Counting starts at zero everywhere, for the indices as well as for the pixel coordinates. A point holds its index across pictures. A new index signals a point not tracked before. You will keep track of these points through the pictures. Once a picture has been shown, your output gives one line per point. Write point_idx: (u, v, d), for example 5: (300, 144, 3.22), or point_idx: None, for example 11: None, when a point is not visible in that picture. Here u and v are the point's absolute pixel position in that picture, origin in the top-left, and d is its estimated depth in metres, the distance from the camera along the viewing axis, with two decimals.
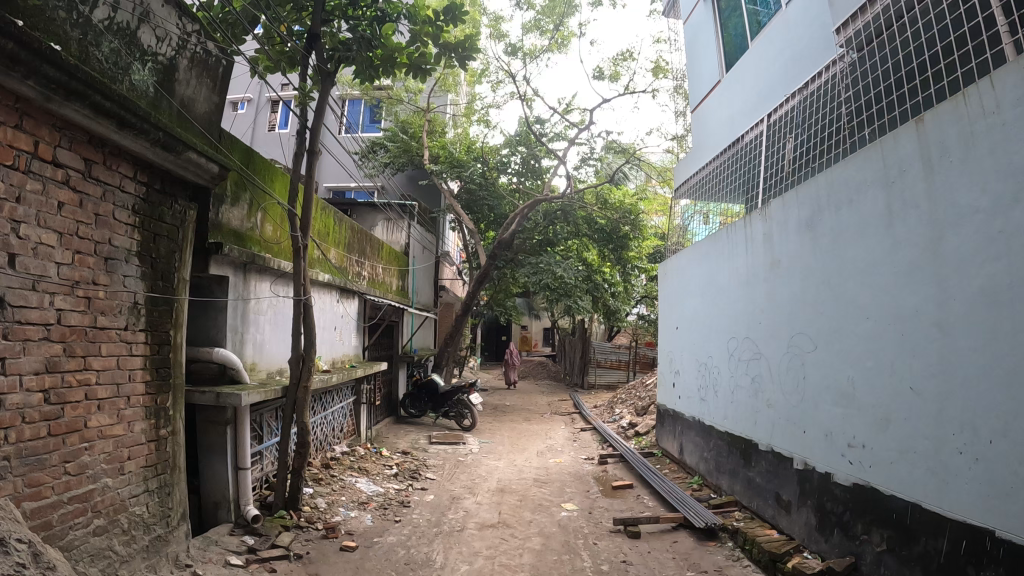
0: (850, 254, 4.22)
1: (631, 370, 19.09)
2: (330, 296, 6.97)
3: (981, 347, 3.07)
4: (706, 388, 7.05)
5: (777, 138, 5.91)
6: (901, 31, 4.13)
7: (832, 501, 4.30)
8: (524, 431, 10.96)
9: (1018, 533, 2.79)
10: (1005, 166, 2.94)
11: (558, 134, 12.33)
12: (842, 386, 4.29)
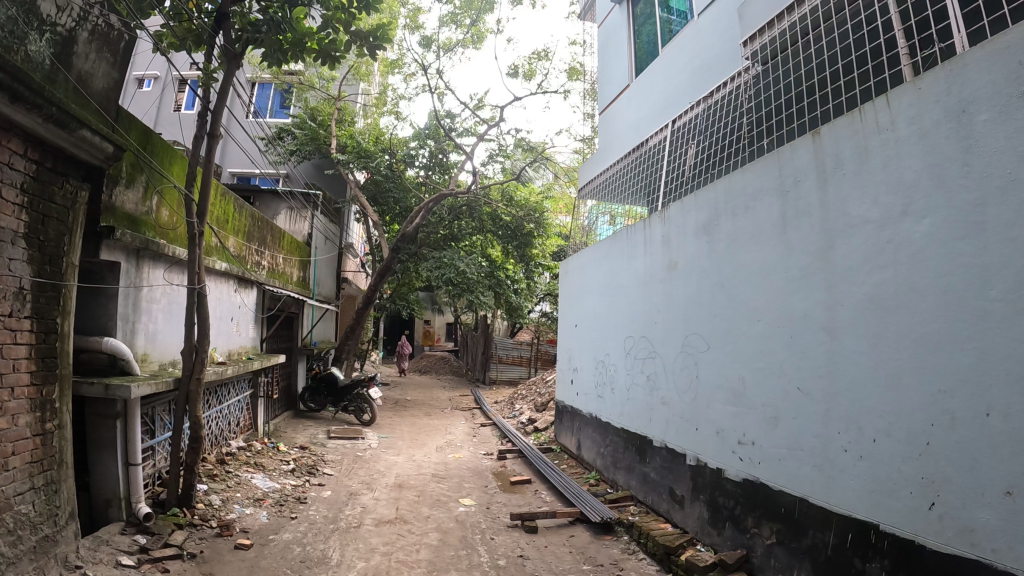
0: (746, 258, 4.40)
1: (532, 366, 19.36)
2: (228, 286, 6.73)
3: (865, 350, 3.27)
4: (603, 384, 7.21)
5: (680, 143, 6.10)
6: (804, 47, 4.33)
7: (724, 495, 4.48)
8: (424, 426, 10.90)
9: (902, 527, 2.98)
10: (895, 180, 3.13)
11: (468, 130, 12.31)
12: (734, 385, 4.47)
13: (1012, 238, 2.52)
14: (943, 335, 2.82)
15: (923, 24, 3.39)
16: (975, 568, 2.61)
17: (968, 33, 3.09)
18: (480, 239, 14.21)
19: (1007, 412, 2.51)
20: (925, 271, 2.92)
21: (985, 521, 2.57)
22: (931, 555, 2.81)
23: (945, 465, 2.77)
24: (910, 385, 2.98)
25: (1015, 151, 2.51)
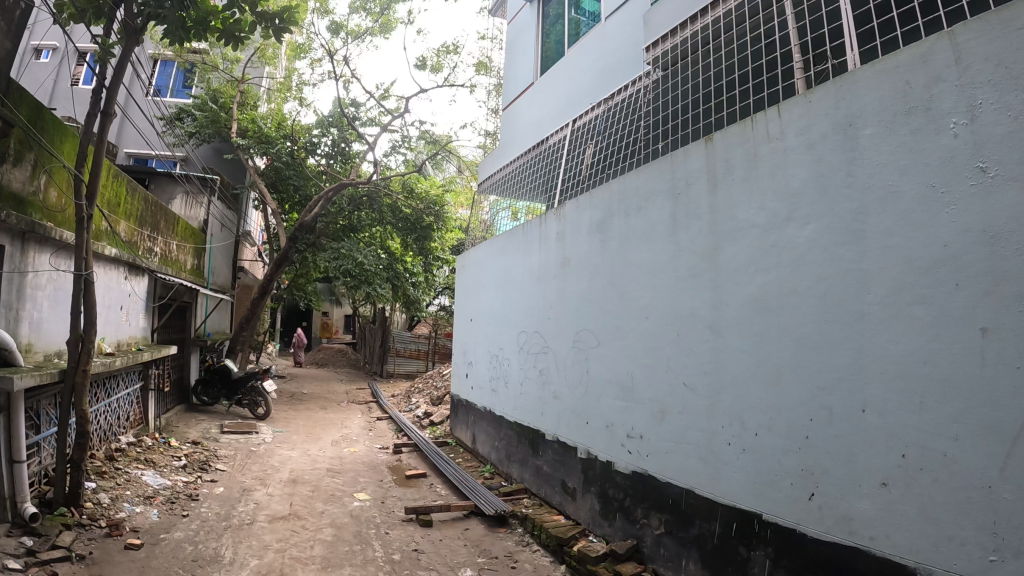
0: (637, 258, 4.52)
1: (429, 360, 19.35)
2: (118, 273, 6.39)
3: (748, 349, 3.44)
4: (497, 378, 7.26)
5: (578, 142, 6.20)
6: (704, 56, 4.48)
7: (614, 487, 4.59)
8: (319, 420, 10.68)
9: (783, 516, 3.13)
10: (782, 188, 3.29)
11: (372, 120, 12.13)
12: (622, 380, 4.60)
13: (889, 245, 2.69)
14: (822, 335, 2.99)
15: (818, 41, 3.58)
16: (853, 554, 2.77)
17: (861, 51, 3.26)
18: (379, 231, 14.05)
19: (882, 409, 2.68)
20: (807, 274, 3.09)
21: (863, 510, 2.73)
22: (812, 543, 2.96)
23: (824, 458, 2.93)
24: (791, 382, 3.14)
25: (897, 165, 2.69)
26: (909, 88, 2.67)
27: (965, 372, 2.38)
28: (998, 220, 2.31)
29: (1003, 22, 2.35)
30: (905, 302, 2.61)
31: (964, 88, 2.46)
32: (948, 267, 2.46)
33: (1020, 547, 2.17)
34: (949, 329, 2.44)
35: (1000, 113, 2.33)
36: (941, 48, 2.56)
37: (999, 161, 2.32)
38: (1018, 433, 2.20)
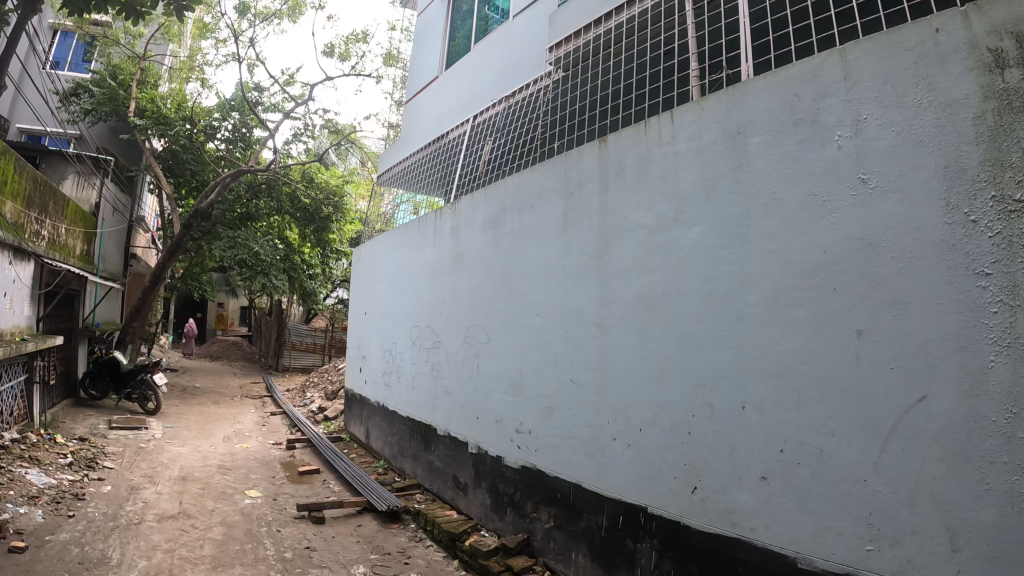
0: (529, 255, 4.49)
1: (325, 354, 18.99)
2: (2, 257, 5.94)
3: (634, 346, 3.52)
4: (389, 373, 7.11)
5: (477, 138, 6.09)
6: (597, 60, 4.42)
7: (503, 482, 4.57)
8: (211, 415, 10.29)
9: (668, 508, 3.22)
10: (671, 192, 3.37)
11: (275, 106, 11.75)
12: (512, 375, 4.58)
13: (771, 250, 2.85)
14: (704, 335, 3.12)
15: (714, 51, 3.60)
16: (735, 545, 2.89)
17: (756, 63, 3.31)
18: (276, 220, 13.62)
19: (762, 405, 2.83)
20: (691, 274, 3.20)
21: (744, 502, 2.86)
22: (696, 535, 3.06)
23: (706, 452, 3.05)
24: (674, 379, 3.25)
25: (782, 173, 2.83)
26: (798, 100, 2.82)
27: (843, 371, 2.55)
28: (876, 230, 2.49)
29: (891, 43, 2.51)
30: (785, 304, 2.77)
31: (851, 102, 2.62)
32: (828, 273, 2.62)
33: (894, 536, 2.35)
34: (827, 331, 2.61)
35: (884, 128, 2.50)
36: (832, 64, 2.71)
37: (880, 174, 2.50)
38: (892, 428, 2.39)
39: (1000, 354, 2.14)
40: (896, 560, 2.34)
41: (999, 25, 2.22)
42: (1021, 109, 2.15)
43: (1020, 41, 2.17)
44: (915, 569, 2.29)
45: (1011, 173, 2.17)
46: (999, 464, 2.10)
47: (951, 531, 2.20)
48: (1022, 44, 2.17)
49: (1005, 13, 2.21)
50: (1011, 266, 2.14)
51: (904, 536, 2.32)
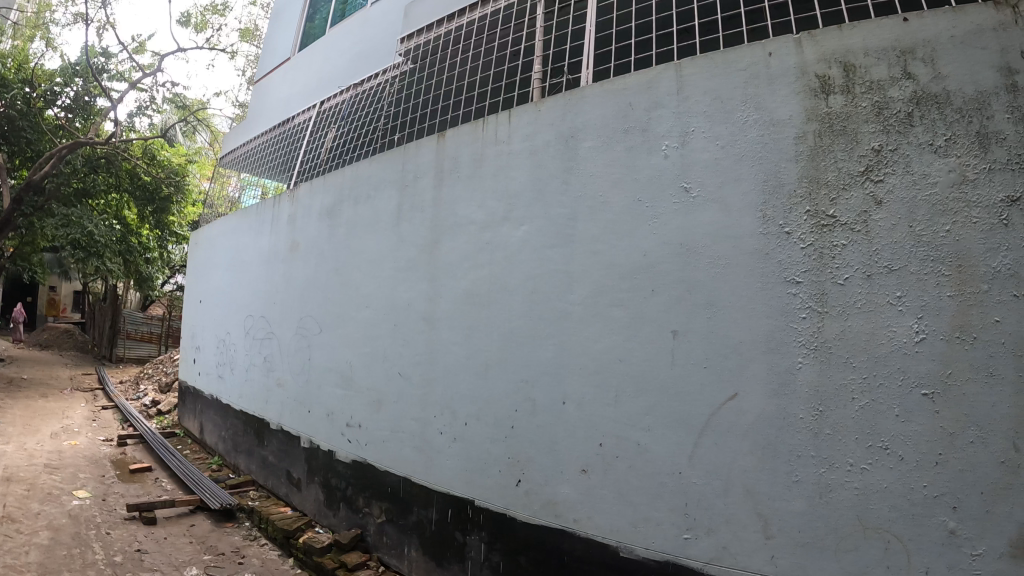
0: (362, 246, 4.15)
1: (162, 344, 18.20)
2: None
3: (460, 341, 3.43)
4: (224, 365, 6.72)
5: (323, 124, 5.77)
6: (449, 52, 4.27)
7: (336, 477, 4.44)
8: (37, 409, 9.52)
9: (494, 501, 3.25)
10: (501, 189, 3.27)
11: (121, 75, 11.01)
12: (340, 367, 4.33)
13: (594, 251, 2.90)
14: (527, 331, 3.11)
15: (557, 56, 3.58)
16: (559, 536, 2.97)
17: (595, 70, 3.37)
18: (115, 200, 12.78)
19: (581, 401, 2.90)
20: (515, 272, 3.18)
21: (566, 494, 2.95)
22: (521, 527, 3.13)
23: (529, 445, 3.09)
24: (498, 373, 3.23)
25: (610, 177, 2.89)
26: (631, 110, 2.88)
27: (658, 369, 2.69)
28: (694, 237, 2.64)
29: (726, 62, 2.67)
30: (605, 304, 2.85)
31: (681, 115, 2.74)
32: (647, 275, 2.74)
33: (710, 526, 2.53)
34: (644, 331, 2.73)
35: (710, 140, 2.66)
36: (667, 77, 2.79)
37: (702, 184, 2.65)
38: (705, 424, 2.57)
39: (808, 356, 2.39)
40: (712, 548, 2.53)
41: (829, 55, 2.49)
42: (840, 132, 2.43)
43: (846, 70, 2.46)
44: (730, 555, 2.48)
45: (825, 191, 2.43)
46: (807, 458, 2.35)
47: (764, 520, 2.42)
48: (848, 74, 2.45)
49: (836, 44, 2.48)
50: (820, 276, 2.39)
51: (719, 526, 2.51)
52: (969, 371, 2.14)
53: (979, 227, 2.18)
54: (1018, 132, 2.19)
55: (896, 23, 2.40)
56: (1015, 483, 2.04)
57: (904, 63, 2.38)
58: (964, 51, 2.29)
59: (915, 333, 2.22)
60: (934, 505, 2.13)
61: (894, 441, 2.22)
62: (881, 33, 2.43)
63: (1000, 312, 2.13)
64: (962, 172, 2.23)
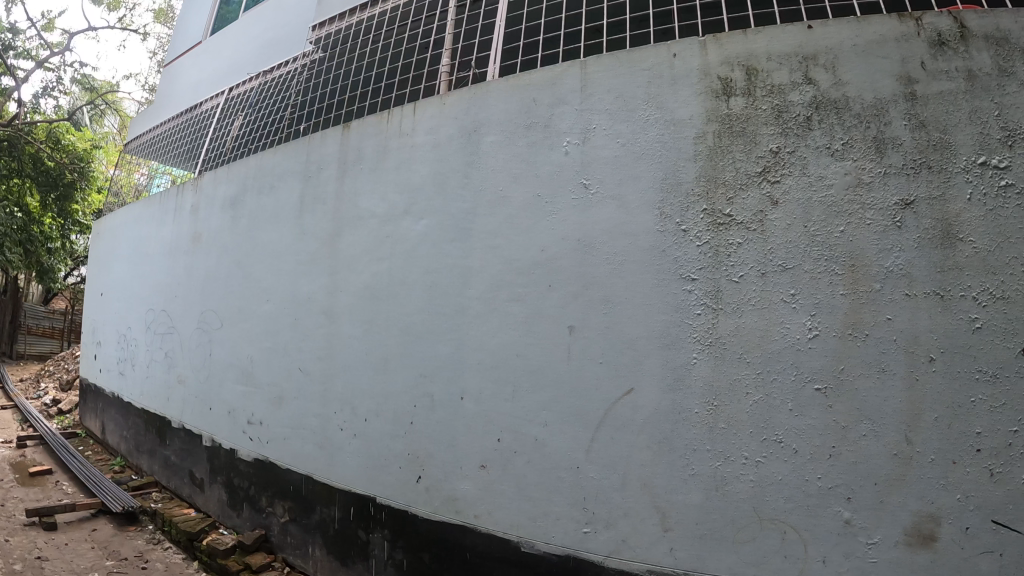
0: (265, 239, 4.06)
1: (63, 340, 17.67)
2: None
3: (359, 336, 3.38)
4: (125, 361, 6.48)
5: (231, 111, 5.64)
6: (360, 42, 4.23)
7: (238, 477, 4.33)
8: None
9: (396, 498, 3.21)
10: (403, 182, 3.23)
11: (26, 54, 10.53)
12: (242, 363, 4.22)
13: (493, 246, 2.89)
14: (426, 325, 3.08)
15: (466, 50, 3.56)
16: (460, 532, 2.96)
17: (502, 65, 3.34)
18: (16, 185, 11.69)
19: (479, 396, 2.89)
20: (415, 267, 3.15)
21: (466, 490, 2.93)
22: (423, 524, 3.10)
23: (428, 441, 3.06)
24: (397, 368, 3.20)
25: (510, 172, 2.88)
26: (534, 106, 2.86)
27: (555, 364, 2.70)
28: (592, 233, 2.66)
29: (630, 61, 2.68)
30: (502, 299, 2.85)
31: (583, 112, 2.74)
32: (544, 271, 2.74)
33: (608, 519, 2.56)
34: (540, 326, 2.74)
35: (610, 138, 2.67)
36: (571, 75, 2.79)
37: (600, 181, 2.67)
38: (601, 419, 2.59)
39: (701, 351, 2.44)
40: (612, 540, 2.56)
41: (732, 58, 2.54)
42: (739, 133, 2.49)
43: (748, 74, 2.51)
44: (629, 548, 2.52)
45: (722, 191, 2.47)
46: (702, 452, 2.41)
47: (661, 513, 2.46)
48: (749, 77, 2.51)
49: (741, 48, 2.54)
50: (715, 274, 2.44)
51: (618, 519, 2.55)
52: (862, 368, 2.26)
53: (874, 228, 2.31)
54: (914, 139, 2.32)
55: (800, 30, 2.49)
56: (908, 474, 2.19)
57: (806, 69, 2.46)
58: (865, 60, 2.41)
59: (809, 330, 2.32)
60: (830, 496, 2.25)
61: (788, 435, 2.31)
62: (785, 39, 2.50)
63: (892, 310, 2.26)
64: (857, 176, 2.34)
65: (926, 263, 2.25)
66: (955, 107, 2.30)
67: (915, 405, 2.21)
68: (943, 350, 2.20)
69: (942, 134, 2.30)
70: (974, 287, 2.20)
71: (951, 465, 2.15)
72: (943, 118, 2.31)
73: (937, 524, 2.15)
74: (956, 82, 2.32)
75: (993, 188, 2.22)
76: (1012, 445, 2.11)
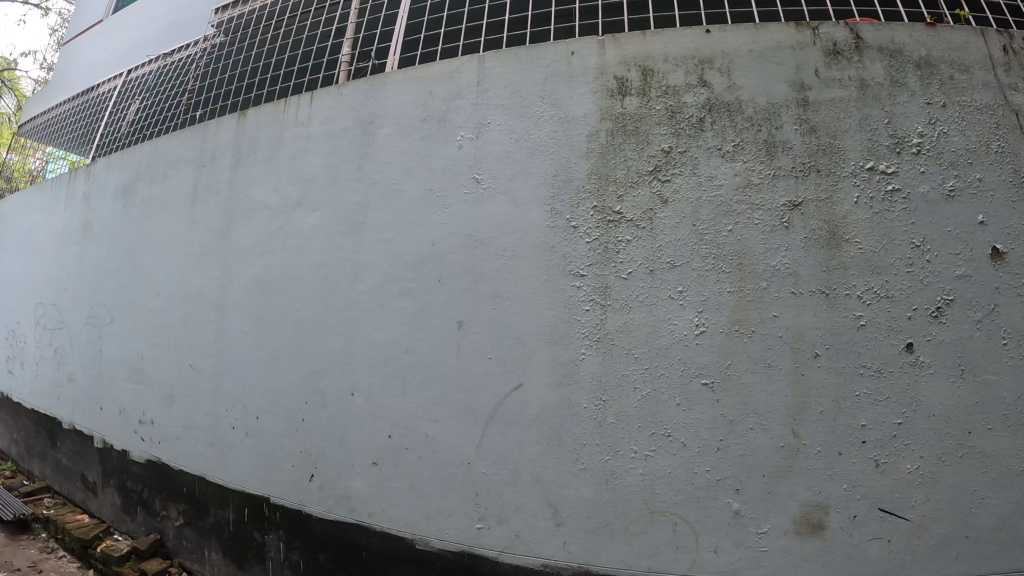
0: (157, 230, 3.92)
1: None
2: None
3: (250, 331, 3.30)
4: (13, 357, 6.17)
5: (129, 96, 5.43)
6: (263, 29, 4.14)
7: (131, 479, 4.16)
8: None
9: (288, 498, 3.14)
10: (297, 172, 3.15)
11: None
12: (133, 360, 4.07)
13: (384, 239, 2.84)
14: (316, 320, 3.02)
15: (367, 40, 3.52)
16: (354, 531, 2.92)
17: (401, 57, 3.31)
18: None
19: (369, 392, 2.85)
20: (306, 260, 3.08)
21: (359, 488, 2.90)
22: (317, 524, 3.04)
23: (320, 439, 3.01)
24: (287, 365, 3.13)
25: (403, 165, 2.84)
26: (430, 99, 2.83)
27: (444, 359, 2.69)
28: (483, 228, 2.65)
29: (528, 57, 2.69)
30: (392, 293, 2.81)
31: (479, 107, 2.73)
32: (434, 265, 2.72)
33: (501, 514, 2.59)
34: (429, 321, 2.72)
35: (503, 134, 2.67)
36: (470, 69, 2.78)
37: (492, 176, 2.66)
38: (490, 414, 2.59)
39: (590, 347, 2.47)
40: (505, 536, 2.58)
41: (628, 58, 2.58)
42: (632, 132, 2.52)
43: (644, 74, 2.55)
44: (523, 542, 2.56)
45: (613, 188, 2.50)
46: (591, 446, 2.45)
47: (553, 507, 2.51)
48: (645, 77, 2.55)
49: (638, 49, 2.57)
50: (604, 270, 2.47)
51: (511, 515, 2.57)
52: (748, 363, 2.36)
53: (761, 228, 2.38)
54: (804, 143, 2.40)
55: (698, 34, 2.54)
56: (794, 466, 2.32)
57: (702, 71, 2.51)
58: (761, 66, 2.49)
59: (696, 326, 2.38)
60: (718, 488, 2.35)
61: (676, 428, 2.38)
62: (684, 41, 2.55)
63: (778, 308, 2.35)
64: (746, 176, 2.41)
65: (812, 263, 2.35)
66: (845, 113, 2.42)
67: (801, 399, 2.32)
68: (828, 347, 2.32)
69: (832, 139, 2.40)
70: (859, 287, 2.33)
71: (838, 457, 2.30)
72: (834, 123, 2.41)
73: (825, 514, 2.30)
74: (848, 90, 2.43)
75: (879, 193, 2.36)
76: (896, 437, 2.27)
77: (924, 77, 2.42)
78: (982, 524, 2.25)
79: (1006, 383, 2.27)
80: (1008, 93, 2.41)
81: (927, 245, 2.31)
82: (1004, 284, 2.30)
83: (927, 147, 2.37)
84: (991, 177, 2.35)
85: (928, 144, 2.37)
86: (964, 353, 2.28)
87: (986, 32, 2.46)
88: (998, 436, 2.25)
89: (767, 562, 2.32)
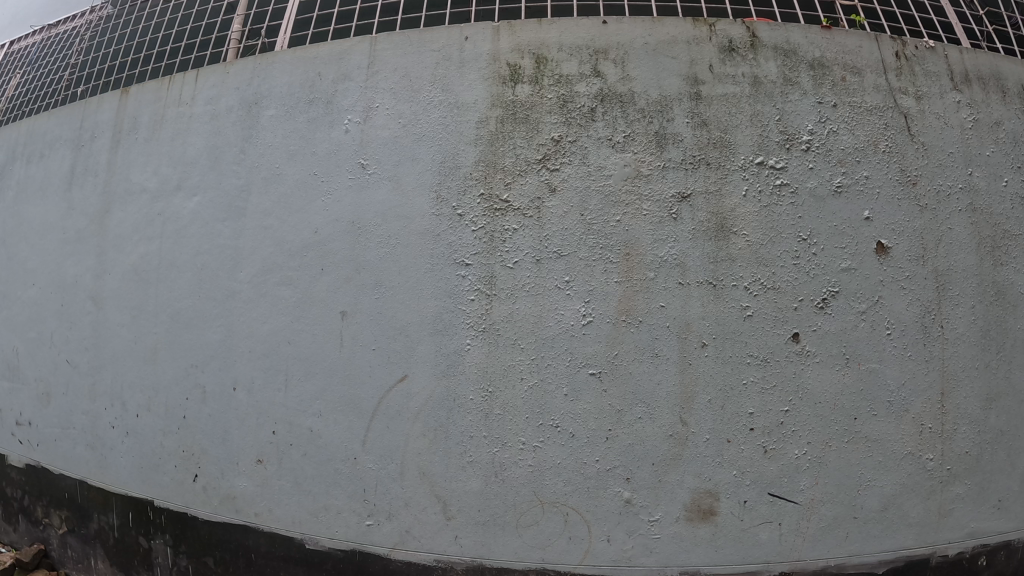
0: (31, 215, 3.65)
1: None
2: None
3: (127, 323, 3.11)
4: None
5: (6, 69, 5.07)
6: (154, 2, 3.91)
7: (10, 486, 3.88)
8: None
9: (172, 500, 2.99)
10: (177, 154, 2.98)
11: None
12: (7, 356, 3.79)
13: (265, 226, 2.72)
14: (195, 311, 2.88)
15: (258, 17, 3.36)
16: (241, 532, 2.80)
17: (293, 36, 3.17)
18: None
19: (250, 387, 2.74)
20: (185, 248, 2.92)
21: (244, 488, 2.78)
22: (203, 525, 2.91)
23: (201, 437, 2.87)
24: (165, 359, 2.97)
25: (286, 149, 2.73)
26: (317, 80, 2.72)
27: (326, 352, 2.60)
28: (367, 214, 2.57)
29: (420, 40, 2.61)
30: (272, 283, 2.69)
31: (367, 90, 2.64)
32: (317, 253, 2.63)
33: (390, 511, 2.53)
34: (311, 312, 2.62)
35: (391, 119, 2.60)
36: (360, 50, 2.67)
37: (378, 162, 2.59)
38: (375, 408, 2.53)
39: (475, 337, 2.43)
40: (395, 532, 2.54)
41: (523, 45, 2.53)
42: (523, 121, 2.48)
43: (538, 62, 2.51)
44: (413, 538, 2.51)
45: (500, 176, 2.46)
46: (479, 439, 2.42)
47: (442, 502, 2.47)
48: (538, 65, 2.51)
49: (533, 36, 2.53)
50: (489, 260, 2.43)
51: (399, 510, 2.52)
52: (634, 353, 2.36)
53: (649, 219, 2.38)
54: (694, 136, 2.42)
55: (594, 24, 2.51)
56: (683, 454, 2.36)
57: (596, 61, 2.49)
58: (655, 58, 2.48)
59: (583, 317, 2.37)
60: (609, 477, 2.37)
61: (563, 419, 2.37)
62: (579, 31, 2.52)
63: (665, 299, 2.36)
64: (635, 167, 2.40)
65: (699, 254, 2.37)
66: (736, 109, 2.44)
67: (688, 389, 2.36)
68: (714, 337, 2.35)
69: (722, 133, 2.43)
70: (745, 278, 2.37)
71: (726, 444, 2.35)
72: (724, 118, 2.44)
73: (715, 500, 2.37)
74: (740, 87, 2.46)
75: (767, 187, 2.39)
76: (782, 424, 2.35)
77: (816, 75, 2.47)
78: (870, 506, 2.40)
79: (887, 372, 2.39)
80: (898, 96, 2.50)
81: (813, 239, 2.37)
82: (887, 277, 2.40)
83: (817, 144, 2.42)
84: (878, 174, 2.43)
85: (817, 142, 2.42)
86: (847, 343, 2.37)
87: (879, 38, 2.54)
88: (881, 422, 2.38)
89: (660, 549, 2.37)
